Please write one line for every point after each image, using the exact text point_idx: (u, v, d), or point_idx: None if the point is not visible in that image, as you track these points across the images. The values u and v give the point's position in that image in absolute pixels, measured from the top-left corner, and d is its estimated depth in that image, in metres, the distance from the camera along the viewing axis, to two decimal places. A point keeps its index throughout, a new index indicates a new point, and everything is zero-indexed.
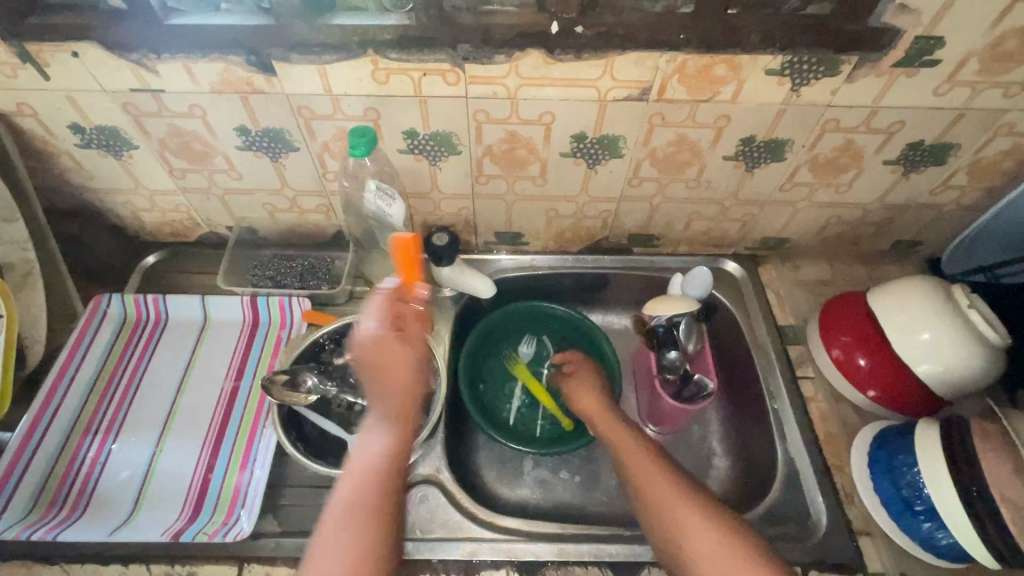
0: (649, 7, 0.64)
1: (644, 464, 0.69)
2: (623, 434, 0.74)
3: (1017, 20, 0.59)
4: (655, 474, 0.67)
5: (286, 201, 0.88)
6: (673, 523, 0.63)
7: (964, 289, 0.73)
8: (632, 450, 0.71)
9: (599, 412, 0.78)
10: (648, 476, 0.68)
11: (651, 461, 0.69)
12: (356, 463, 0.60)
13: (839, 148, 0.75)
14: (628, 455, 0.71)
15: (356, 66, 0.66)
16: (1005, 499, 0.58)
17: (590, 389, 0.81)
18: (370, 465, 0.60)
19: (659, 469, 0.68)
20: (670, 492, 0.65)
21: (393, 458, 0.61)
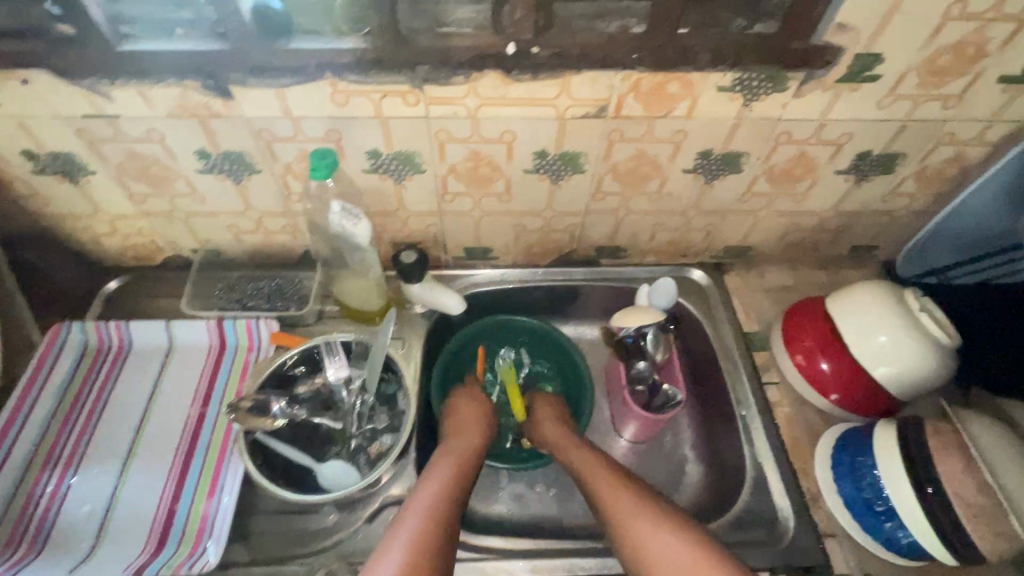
0: (603, 27, 0.65)
1: (611, 485, 0.72)
2: (589, 458, 0.77)
3: (950, 38, 0.62)
4: (623, 494, 0.70)
5: (251, 223, 0.87)
6: (640, 540, 0.65)
7: (915, 294, 0.75)
8: (598, 472, 0.74)
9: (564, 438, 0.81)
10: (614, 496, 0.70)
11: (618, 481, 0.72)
12: (430, 487, 0.69)
13: (792, 159, 0.77)
14: (595, 476, 0.74)
15: (315, 89, 0.66)
16: (959, 497, 0.61)
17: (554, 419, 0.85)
18: (446, 488, 0.69)
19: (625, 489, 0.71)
20: (639, 510, 0.68)
21: (460, 485, 0.70)
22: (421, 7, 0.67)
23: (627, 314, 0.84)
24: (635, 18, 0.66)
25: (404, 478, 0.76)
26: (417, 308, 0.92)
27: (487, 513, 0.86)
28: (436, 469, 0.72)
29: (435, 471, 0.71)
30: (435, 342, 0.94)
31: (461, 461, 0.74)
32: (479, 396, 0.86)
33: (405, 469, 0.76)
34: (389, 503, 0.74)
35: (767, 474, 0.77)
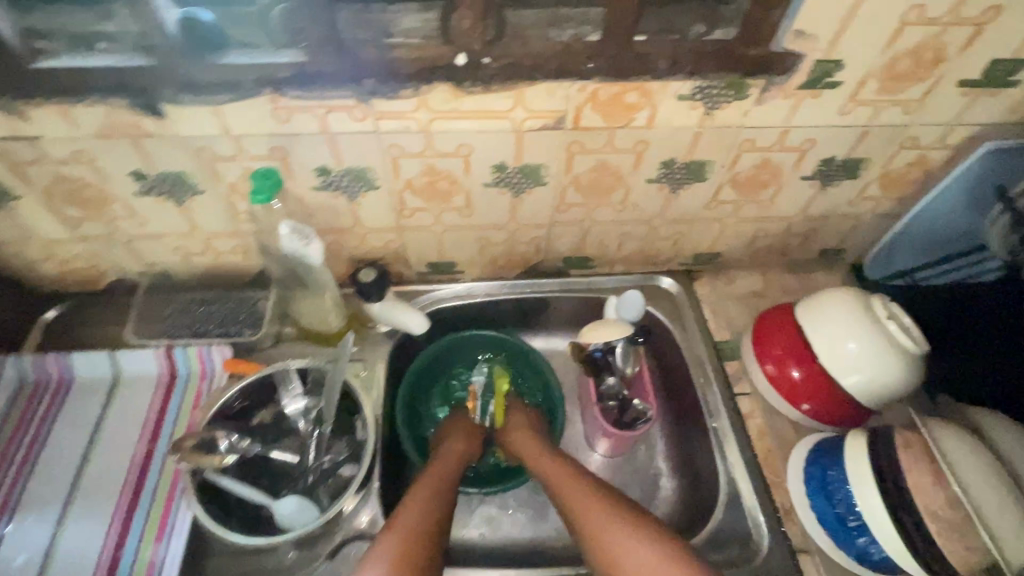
0: (557, 35, 0.62)
1: (578, 491, 0.70)
2: (562, 468, 0.74)
3: (909, 43, 0.60)
4: (589, 500, 0.68)
5: (198, 244, 0.82)
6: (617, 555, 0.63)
7: (883, 300, 0.74)
8: (572, 483, 0.72)
9: (536, 450, 0.78)
10: (588, 508, 0.68)
11: (592, 492, 0.69)
12: (418, 499, 0.68)
13: (757, 166, 0.75)
14: (569, 488, 0.71)
15: (254, 105, 0.62)
16: (929, 511, 0.60)
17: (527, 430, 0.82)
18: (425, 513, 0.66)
19: (598, 499, 0.68)
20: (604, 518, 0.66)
21: (439, 509, 0.68)
22: (364, 17, 0.63)
23: (593, 329, 0.83)
24: (591, 25, 0.63)
25: (369, 507, 0.73)
26: (382, 326, 0.88)
27: (459, 539, 0.84)
28: (414, 493, 0.69)
29: (422, 485, 0.71)
30: (400, 362, 0.91)
31: (439, 484, 0.72)
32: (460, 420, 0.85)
33: (370, 498, 0.73)
34: (352, 537, 0.71)
35: (740, 489, 0.76)
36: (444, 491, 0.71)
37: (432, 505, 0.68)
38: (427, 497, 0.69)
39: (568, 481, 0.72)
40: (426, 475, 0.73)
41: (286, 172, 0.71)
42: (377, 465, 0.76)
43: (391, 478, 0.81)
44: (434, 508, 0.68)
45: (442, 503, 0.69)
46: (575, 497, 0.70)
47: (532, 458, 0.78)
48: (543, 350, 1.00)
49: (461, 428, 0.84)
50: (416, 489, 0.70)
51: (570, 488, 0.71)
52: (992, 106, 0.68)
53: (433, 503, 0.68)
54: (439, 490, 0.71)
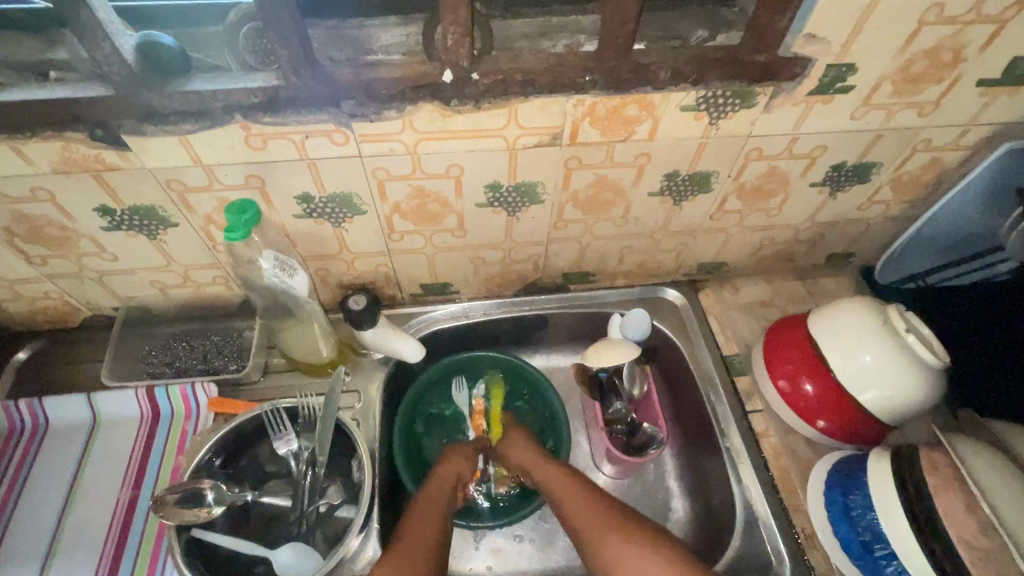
0: (550, 47, 0.58)
1: (584, 507, 0.68)
2: (567, 488, 0.71)
3: (925, 43, 0.56)
4: (596, 516, 0.66)
5: (176, 277, 0.78)
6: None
7: (900, 310, 0.71)
8: (579, 505, 0.68)
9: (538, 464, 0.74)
10: (597, 530, 0.65)
11: (603, 515, 0.66)
12: (417, 529, 0.65)
13: (764, 175, 0.71)
14: (577, 510, 0.68)
15: (224, 133, 0.58)
16: (962, 540, 0.57)
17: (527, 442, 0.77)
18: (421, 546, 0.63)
19: (609, 523, 0.65)
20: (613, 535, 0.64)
21: (437, 540, 0.65)
22: (341, 34, 0.58)
23: (596, 350, 0.78)
24: (586, 35, 0.59)
25: (368, 549, 0.69)
26: (375, 354, 0.85)
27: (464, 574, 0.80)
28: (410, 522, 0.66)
29: (420, 512, 0.68)
30: (396, 390, 0.87)
31: (435, 509, 0.68)
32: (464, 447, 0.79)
33: (369, 538, 0.69)
34: None
35: (757, 513, 0.72)
36: (441, 518, 0.68)
37: (429, 536, 0.65)
38: (423, 527, 0.66)
39: (574, 501, 0.69)
40: (421, 501, 0.69)
41: (264, 200, 0.66)
42: (377, 503, 0.72)
43: (390, 513, 0.77)
44: (431, 539, 0.65)
45: (439, 533, 0.66)
46: (584, 517, 0.67)
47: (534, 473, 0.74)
48: (544, 368, 0.96)
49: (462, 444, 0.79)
50: (412, 516, 0.67)
51: (577, 507, 0.68)
52: (1011, 104, 0.65)
53: (429, 534, 0.65)
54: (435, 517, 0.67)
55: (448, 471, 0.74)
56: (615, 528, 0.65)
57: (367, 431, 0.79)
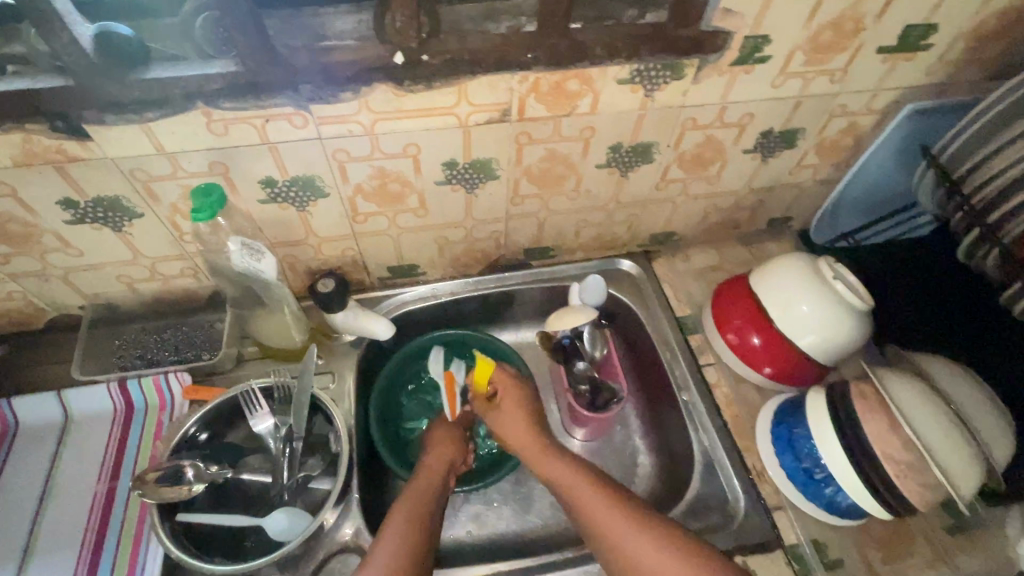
0: (493, 28, 0.62)
1: (574, 476, 0.71)
2: (559, 462, 0.74)
3: (828, 15, 0.63)
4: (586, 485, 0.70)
5: (144, 270, 0.79)
6: (619, 546, 0.63)
7: (829, 262, 0.77)
8: (571, 476, 0.72)
9: (527, 442, 0.77)
10: (587, 500, 0.68)
11: (593, 483, 0.70)
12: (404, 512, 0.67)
13: (701, 144, 0.78)
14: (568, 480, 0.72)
15: (186, 120, 0.60)
16: (886, 455, 0.64)
17: (516, 415, 0.80)
18: (409, 532, 0.65)
19: (597, 493, 0.68)
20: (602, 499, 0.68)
21: (425, 524, 0.67)
22: (295, 22, 0.61)
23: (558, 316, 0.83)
24: (526, 16, 0.63)
25: (352, 518, 0.72)
26: (347, 336, 0.87)
27: (444, 539, 0.84)
28: (395, 511, 0.68)
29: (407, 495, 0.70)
30: (369, 371, 0.89)
31: (420, 496, 0.70)
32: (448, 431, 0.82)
33: (351, 508, 0.72)
34: (336, 551, 0.69)
35: (713, 456, 0.78)
36: (429, 504, 0.70)
37: (416, 521, 0.67)
38: (407, 514, 0.67)
39: (565, 476, 0.72)
40: (407, 492, 0.71)
41: (229, 186, 0.69)
42: (354, 476, 0.74)
43: (369, 485, 0.80)
44: (419, 524, 0.66)
45: (429, 517, 0.68)
46: (575, 489, 0.70)
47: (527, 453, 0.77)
48: (513, 343, 1.00)
49: (446, 430, 0.81)
50: (399, 506, 0.68)
51: (567, 480, 0.71)
52: (911, 70, 0.72)
53: (417, 519, 0.67)
54: (424, 506, 0.69)
55: (433, 460, 0.76)
56: (605, 498, 0.67)
57: (343, 409, 0.82)
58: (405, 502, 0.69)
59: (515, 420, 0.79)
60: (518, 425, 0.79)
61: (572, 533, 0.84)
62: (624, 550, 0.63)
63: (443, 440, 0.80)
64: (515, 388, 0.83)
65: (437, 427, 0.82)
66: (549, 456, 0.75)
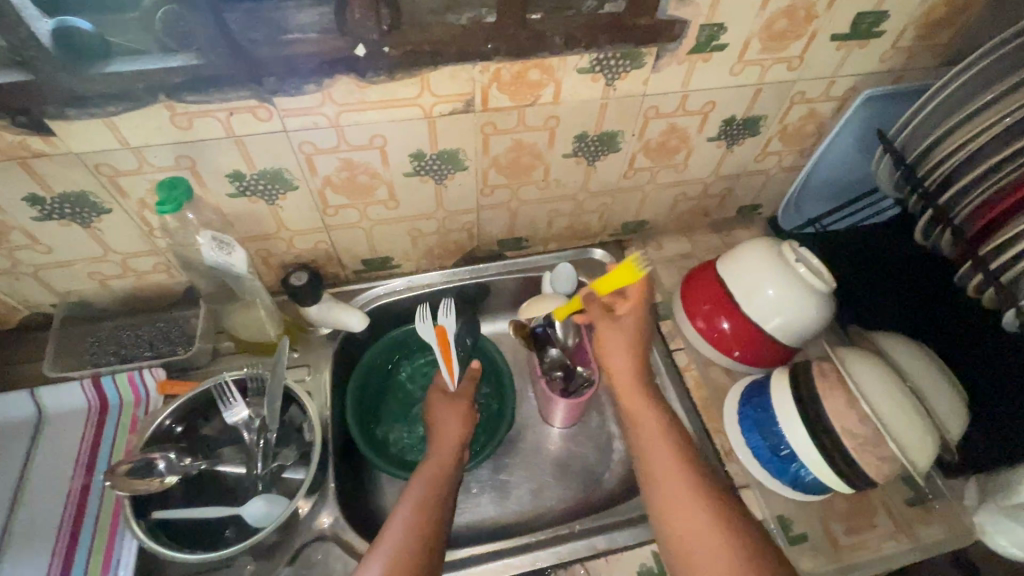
0: (454, 20, 0.63)
1: (649, 425, 0.71)
2: (643, 407, 0.73)
3: (780, 4, 0.65)
4: (657, 436, 0.70)
5: (116, 267, 0.79)
6: (670, 504, 0.65)
7: (792, 245, 0.79)
8: (647, 424, 0.71)
9: (622, 374, 0.75)
10: (653, 457, 0.69)
11: (660, 436, 0.70)
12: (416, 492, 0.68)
13: (665, 132, 0.79)
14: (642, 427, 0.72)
15: (150, 114, 0.60)
16: (845, 430, 0.66)
17: (623, 342, 0.76)
18: (427, 504, 0.66)
19: (669, 455, 0.68)
20: (665, 458, 0.68)
21: (441, 499, 0.68)
22: (258, 16, 0.62)
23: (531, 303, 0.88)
24: (487, 8, 0.64)
25: (327, 508, 0.73)
26: (323, 329, 0.88)
27: None
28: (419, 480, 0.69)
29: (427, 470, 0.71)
30: (346, 363, 0.90)
31: (437, 471, 0.71)
32: (459, 403, 0.79)
33: (327, 498, 0.74)
34: (311, 541, 0.71)
35: None
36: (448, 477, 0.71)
37: (435, 497, 0.68)
38: (431, 487, 0.69)
39: (644, 424, 0.71)
40: (431, 461, 0.72)
41: (197, 180, 0.69)
42: (328, 466, 0.76)
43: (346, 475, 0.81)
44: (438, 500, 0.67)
45: (445, 493, 0.69)
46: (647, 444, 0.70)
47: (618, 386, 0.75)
48: (490, 334, 1.01)
49: (453, 404, 0.79)
50: (418, 478, 0.70)
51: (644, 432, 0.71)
52: (866, 57, 0.74)
53: (436, 495, 0.68)
54: (441, 478, 0.70)
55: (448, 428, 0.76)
56: (671, 460, 0.68)
57: (319, 401, 0.83)
58: (429, 472, 0.70)
59: (619, 353, 0.75)
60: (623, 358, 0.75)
61: (549, 517, 0.86)
62: (669, 512, 0.65)
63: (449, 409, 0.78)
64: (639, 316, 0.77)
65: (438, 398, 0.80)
66: (641, 400, 0.73)
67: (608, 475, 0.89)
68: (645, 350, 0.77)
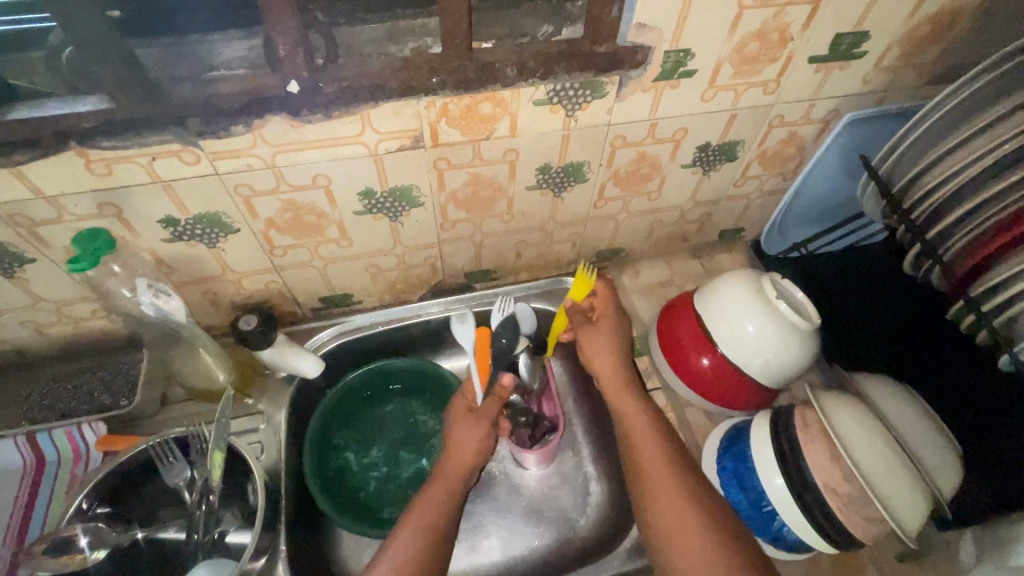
0: (395, 52, 0.58)
1: (642, 430, 0.68)
2: (634, 409, 0.70)
3: (751, 26, 0.60)
4: (650, 444, 0.67)
5: (50, 314, 0.73)
6: (661, 520, 0.62)
7: (771, 278, 0.74)
8: (640, 428, 0.69)
9: (608, 374, 0.73)
10: (648, 463, 0.65)
11: (656, 443, 0.67)
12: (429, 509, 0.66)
13: (635, 161, 0.74)
14: (636, 427, 0.69)
15: (62, 162, 0.55)
16: (828, 488, 0.61)
17: (608, 346, 0.75)
18: (438, 525, 0.65)
19: (665, 469, 0.64)
20: (659, 471, 0.64)
21: (445, 522, 0.66)
22: (178, 52, 0.57)
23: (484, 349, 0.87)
24: (432, 37, 0.59)
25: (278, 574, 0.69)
26: (278, 372, 0.83)
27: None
28: (426, 499, 0.67)
29: (434, 488, 0.69)
30: (305, 408, 0.85)
31: (452, 489, 0.69)
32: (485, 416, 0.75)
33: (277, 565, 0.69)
34: None
35: None
36: (455, 498, 0.69)
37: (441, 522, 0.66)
38: (437, 511, 0.66)
39: (639, 428, 0.69)
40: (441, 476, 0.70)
41: (125, 227, 0.64)
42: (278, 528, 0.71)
43: (302, 533, 0.76)
44: (440, 523, 0.66)
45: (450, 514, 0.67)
46: (644, 449, 0.66)
47: (608, 389, 0.73)
48: (456, 370, 0.95)
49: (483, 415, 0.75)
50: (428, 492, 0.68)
51: (639, 438, 0.68)
52: (847, 78, 0.69)
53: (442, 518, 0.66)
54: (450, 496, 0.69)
55: (462, 441, 0.73)
56: (669, 475, 0.64)
57: (273, 453, 0.78)
58: (433, 495, 0.68)
59: (608, 357, 0.74)
60: (615, 362, 0.74)
61: (521, 569, 0.81)
62: (670, 532, 0.61)
63: (474, 423, 0.74)
64: (616, 318, 0.77)
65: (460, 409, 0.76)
66: (630, 401, 0.71)
67: (584, 521, 0.84)
68: (627, 351, 0.75)
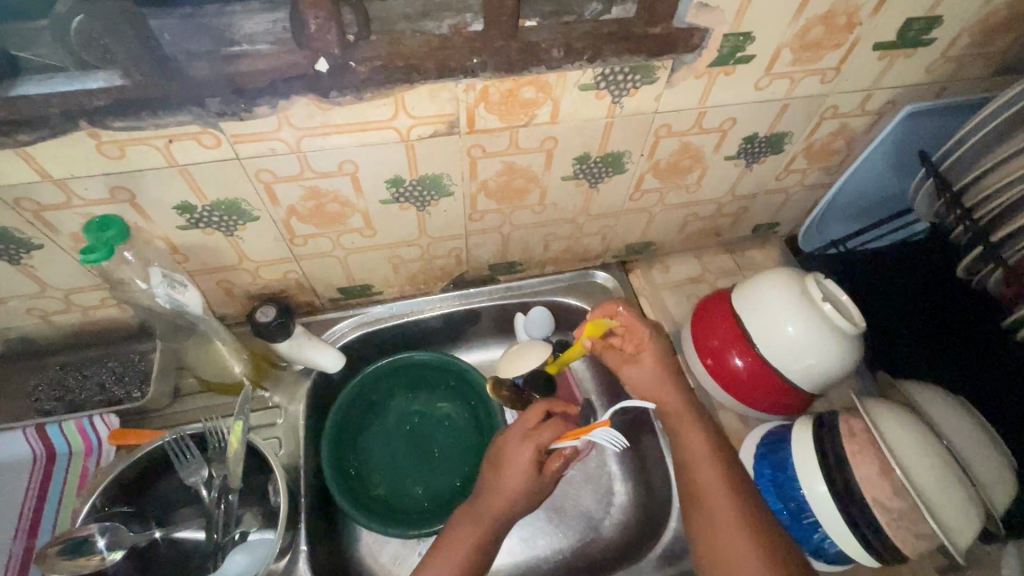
0: (432, 29, 0.53)
1: (701, 448, 0.65)
2: (694, 431, 0.66)
3: (818, 9, 0.55)
4: (709, 466, 0.63)
5: (57, 302, 0.70)
6: (716, 543, 0.60)
7: (815, 278, 0.70)
8: (700, 448, 0.65)
9: (673, 402, 0.69)
10: (708, 486, 0.62)
11: (716, 462, 0.63)
12: (467, 537, 0.63)
13: (678, 152, 0.70)
14: (692, 447, 0.65)
15: (72, 143, 0.51)
16: (877, 502, 0.59)
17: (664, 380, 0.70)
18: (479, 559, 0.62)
19: (722, 488, 0.62)
20: (718, 493, 0.62)
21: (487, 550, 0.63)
22: (195, 23, 0.52)
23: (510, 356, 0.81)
24: (472, 13, 0.55)
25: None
26: (295, 365, 0.80)
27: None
28: (464, 527, 0.64)
29: (472, 514, 0.65)
30: (322, 401, 0.82)
31: (494, 512, 0.64)
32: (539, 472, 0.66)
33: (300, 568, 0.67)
34: None
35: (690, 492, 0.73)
36: (497, 531, 0.64)
37: (481, 545, 0.63)
38: (473, 537, 0.63)
39: (703, 468, 0.64)
40: (485, 504, 0.65)
41: (138, 213, 0.60)
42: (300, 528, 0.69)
43: (322, 532, 0.74)
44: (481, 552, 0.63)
45: (489, 539, 0.64)
46: (705, 477, 0.63)
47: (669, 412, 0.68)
48: (477, 364, 0.92)
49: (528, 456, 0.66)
50: (469, 515, 0.65)
51: (698, 464, 0.64)
52: (909, 67, 0.64)
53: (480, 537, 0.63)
54: (492, 527, 0.64)
55: (512, 478, 0.65)
56: (725, 491, 0.62)
57: (290, 448, 0.75)
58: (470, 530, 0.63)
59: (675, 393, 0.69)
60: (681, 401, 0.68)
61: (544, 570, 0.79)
62: (727, 559, 0.58)
63: (531, 468, 0.66)
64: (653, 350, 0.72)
65: (527, 455, 0.66)
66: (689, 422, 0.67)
67: (608, 522, 0.82)
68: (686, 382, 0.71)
